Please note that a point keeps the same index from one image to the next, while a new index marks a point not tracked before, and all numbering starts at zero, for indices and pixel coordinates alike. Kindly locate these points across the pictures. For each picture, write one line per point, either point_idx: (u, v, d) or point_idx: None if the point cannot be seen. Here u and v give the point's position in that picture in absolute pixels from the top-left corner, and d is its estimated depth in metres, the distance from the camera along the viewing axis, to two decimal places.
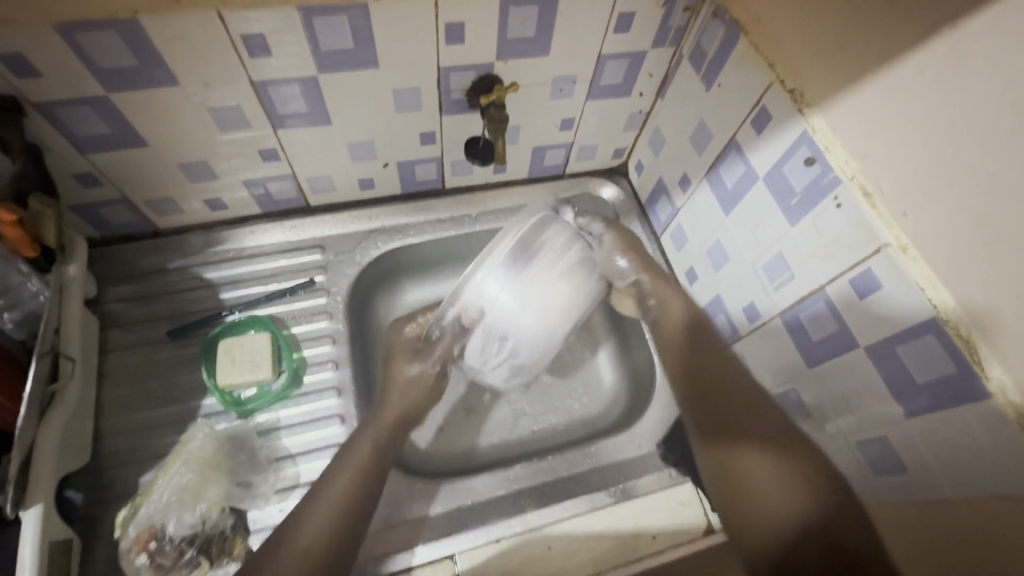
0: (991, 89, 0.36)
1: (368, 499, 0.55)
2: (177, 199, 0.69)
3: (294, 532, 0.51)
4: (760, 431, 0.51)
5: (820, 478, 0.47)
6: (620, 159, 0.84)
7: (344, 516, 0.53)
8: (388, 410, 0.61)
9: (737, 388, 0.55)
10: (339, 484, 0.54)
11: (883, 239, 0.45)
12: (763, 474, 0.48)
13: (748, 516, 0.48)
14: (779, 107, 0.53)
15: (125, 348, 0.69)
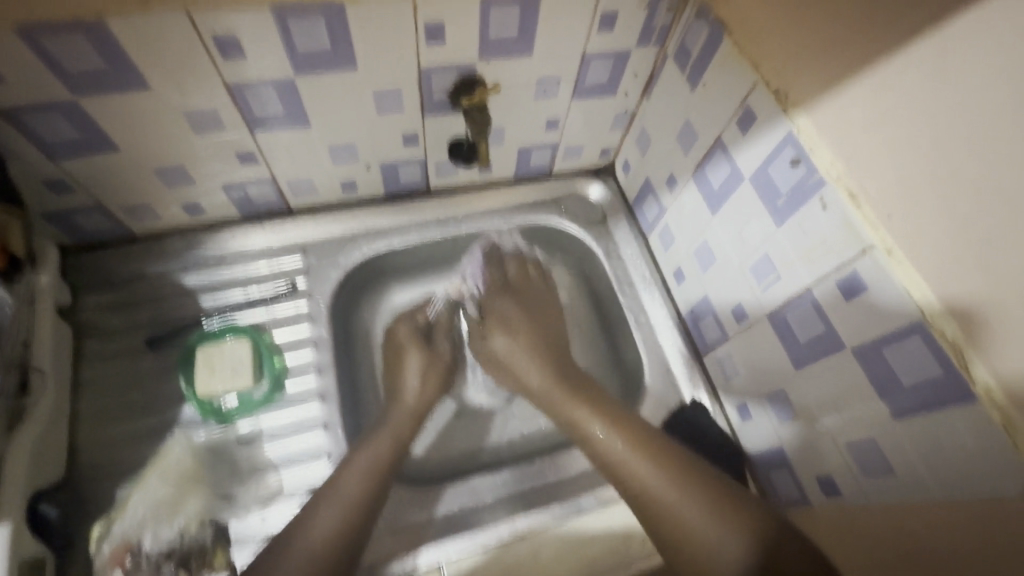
0: (972, 90, 0.36)
1: (365, 520, 0.55)
2: (154, 204, 0.67)
3: (297, 539, 0.52)
4: (676, 470, 0.55)
5: (742, 509, 0.51)
6: (607, 159, 0.83)
7: (340, 535, 0.53)
8: (382, 437, 0.62)
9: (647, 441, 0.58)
10: (335, 503, 0.55)
11: (868, 241, 0.45)
12: (690, 517, 0.51)
13: (685, 550, 0.51)
14: (764, 107, 0.52)
15: (103, 357, 0.67)
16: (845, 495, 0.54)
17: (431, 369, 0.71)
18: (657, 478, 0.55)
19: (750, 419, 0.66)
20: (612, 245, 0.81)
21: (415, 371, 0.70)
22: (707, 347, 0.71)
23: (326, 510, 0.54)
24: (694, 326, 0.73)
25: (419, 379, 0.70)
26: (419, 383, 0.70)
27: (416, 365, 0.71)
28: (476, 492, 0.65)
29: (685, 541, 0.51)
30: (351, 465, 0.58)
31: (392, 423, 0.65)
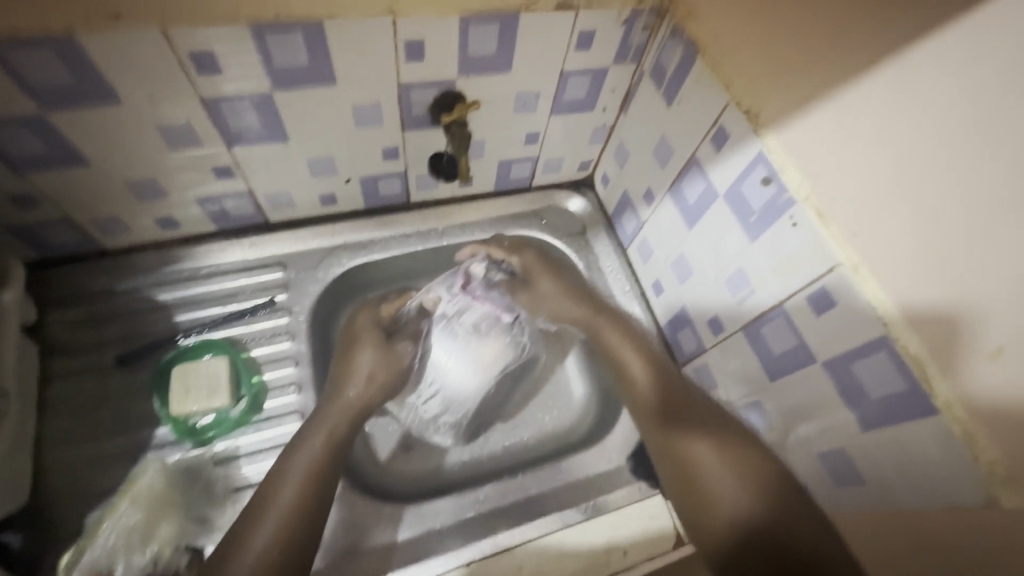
0: (931, 116, 0.38)
1: (309, 528, 0.53)
2: (125, 218, 0.65)
3: (241, 542, 0.50)
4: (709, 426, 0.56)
5: (765, 470, 0.51)
6: (586, 171, 0.85)
7: (281, 549, 0.50)
8: (316, 436, 0.59)
9: (683, 398, 0.60)
10: (273, 514, 0.52)
11: (836, 259, 0.46)
12: (710, 470, 0.53)
13: (697, 498, 0.53)
14: (736, 126, 0.54)
15: (72, 376, 0.65)
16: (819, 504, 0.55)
17: (380, 373, 0.66)
18: (687, 429, 0.57)
19: None
20: (592, 257, 0.82)
21: (365, 367, 0.65)
22: (685, 358, 0.72)
23: (264, 522, 0.51)
24: (672, 337, 0.74)
25: (365, 380, 0.65)
26: (362, 388, 0.64)
27: (366, 364, 0.66)
28: (459, 507, 0.65)
29: (700, 493, 0.53)
30: (287, 471, 0.55)
31: (329, 414, 0.61)
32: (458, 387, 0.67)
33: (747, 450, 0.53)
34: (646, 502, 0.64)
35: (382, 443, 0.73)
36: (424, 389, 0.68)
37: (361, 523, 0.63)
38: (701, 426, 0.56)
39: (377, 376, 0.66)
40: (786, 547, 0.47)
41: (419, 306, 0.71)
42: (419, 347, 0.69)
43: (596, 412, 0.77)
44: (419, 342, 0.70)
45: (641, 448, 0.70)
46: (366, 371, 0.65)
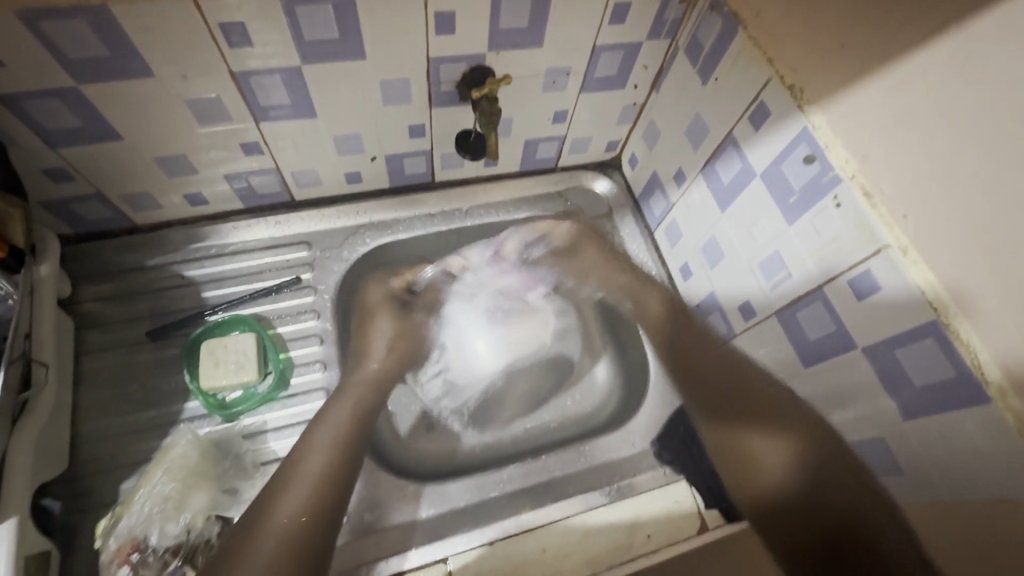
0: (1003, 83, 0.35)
1: (335, 499, 0.53)
2: (155, 194, 0.66)
3: (269, 510, 0.51)
4: (756, 398, 0.55)
5: (809, 441, 0.51)
6: (613, 153, 0.83)
7: (307, 518, 0.51)
8: (336, 412, 0.59)
9: (728, 368, 0.59)
10: (299, 485, 0.53)
11: (883, 241, 0.44)
12: (756, 445, 0.53)
13: (743, 472, 0.54)
14: (778, 103, 0.51)
15: (105, 349, 0.66)
16: None
17: (400, 339, 0.69)
18: (734, 405, 0.56)
19: None
20: (618, 240, 0.81)
21: (384, 338, 0.68)
22: None
23: (291, 492, 0.52)
24: None
25: (387, 346, 0.68)
26: (387, 351, 0.67)
27: (385, 332, 0.68)
28: (482, 487, 0.65)
29: (747, 467, 0.53)
30: (313, 443, 0.56)
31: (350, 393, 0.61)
32: (467, 361, 0.75)
33: (794, 419, 0.52)
34: (669, 488, 0.64)
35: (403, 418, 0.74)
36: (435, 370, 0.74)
37: (385, 499, 0.63)
38: (752, 405, 0.55)
39: (396, 349, 0.68)
40: (828, 522, 0.48)
41: (442, 270, 0.73)
42: (433, 318, 0.74)
43: (618, 396, 0.77)
44: (438, 316, 0.74)
45: (665, 433, 0.69)
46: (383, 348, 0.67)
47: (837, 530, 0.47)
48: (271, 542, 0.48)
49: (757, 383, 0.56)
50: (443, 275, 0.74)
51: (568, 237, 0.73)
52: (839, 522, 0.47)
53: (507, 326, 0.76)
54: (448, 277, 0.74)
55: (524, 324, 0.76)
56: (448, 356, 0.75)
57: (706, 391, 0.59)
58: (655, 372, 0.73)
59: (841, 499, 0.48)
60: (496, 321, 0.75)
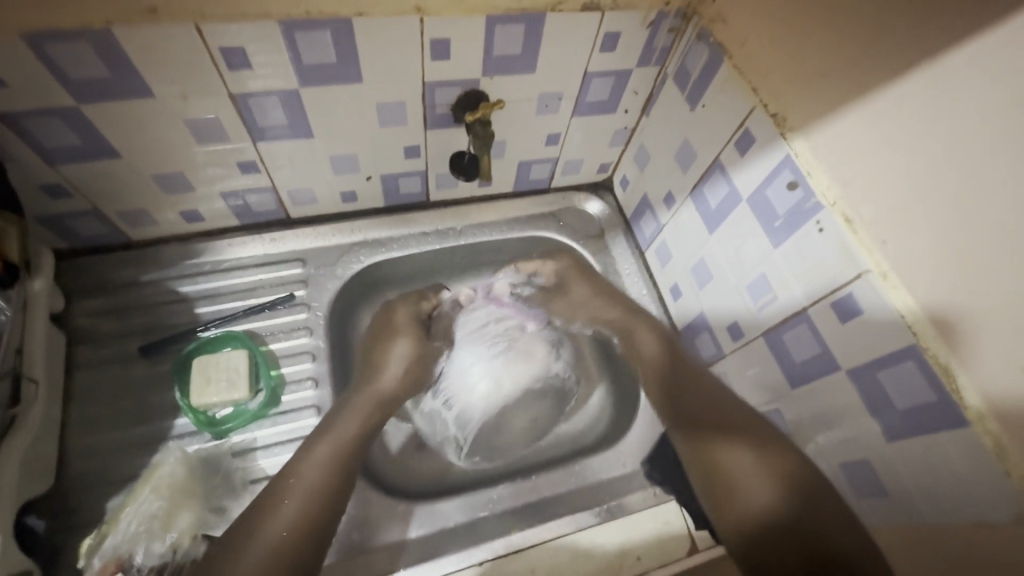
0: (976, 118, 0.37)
1: (326, 519, 0.53)
2: (151, 211, 0.67)
3: (266, 520, 0.51)
4: (731, 420, 0.56)
5: (787, 463, 0.51)
6: (605, 174, 0.84)
7: (297, 536, 0.50)
8: (344, 422, 0.60)
9: (706, 393, 0.59)
10: (295, 498, 0.53)
11: (864, 265, 0.45)
12: (735, 464, 0.53)
13: (722, 491, 0.53)
14: (762, 130, 0.53)
15: (95, 364, 0.66)
16: None
17: (417, 363, 0.69)
18: (711, 423, 0.57)
19: None
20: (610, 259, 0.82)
21: (402, 357, 0.68)
22: None
23: (283, 508, 0.52)
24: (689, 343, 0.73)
25: (403, 367, 0.67)
26: (402, 372, 0.67)
27: (403, 354, 0.68)
28: (472, 506, 0.65)
29: (726, 485, 0.52)
30: (310, 458, 0.56)
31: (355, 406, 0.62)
32: (471, 407, 0.70)
33: (770, 442, 0.53)
34: (659, 508, 0.64)
35: (394, 435, 0.74)
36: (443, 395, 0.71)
37: (374, 518, 0.63)
38: (728, 429, 0.55)
39: (409, 370, 0.68)
40: (812, 541, 0.46)
41: (454, 299, 0.76)
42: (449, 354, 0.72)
43: (609, 415, 0.77)
44: (452, 345, 0.72)
45: (655, 453, 0.69)
46: (401, 363, 0.67)
47: (814, 551, 0.45)
48: (265, 552, 0.48)
49: (731, 409, 0.57)
50: (455, 305, 0.75)
51: (554, 276, 0.76)
52: (815, 543, 0.46)
53: (510, 364, 0.71)
54: (456, 305, 0.75)
55: (524, 365, 0.72)
56: (448, 392, 0.71)
57: (688, 408, 0.59)
58: (645, 392, 0.73)
59: (815, 521, 0.47)
60: (500, 360, 0.71)
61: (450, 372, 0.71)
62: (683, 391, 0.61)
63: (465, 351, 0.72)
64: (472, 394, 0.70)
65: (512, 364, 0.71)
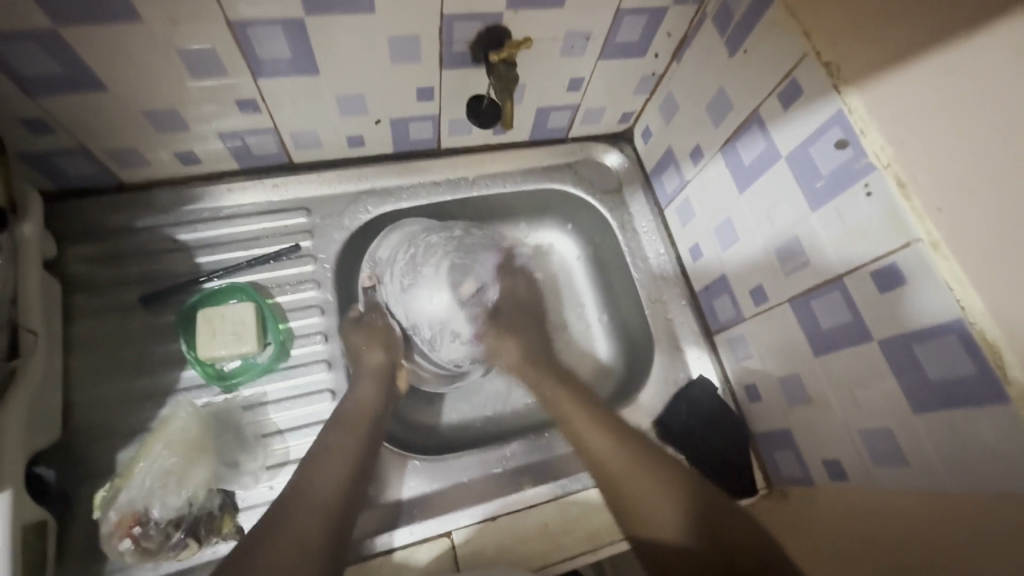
0: None
1: (355, 487, 0.54)
2: (145, 151, 0.62)
3: (306, 486, 0.52)
4: (605, 422, 0.60)
5: (679, 470, 0.54)
6: (626, 125, 0.80)
7: (339, 503, 0.52)
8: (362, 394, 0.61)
9: (585, 418, 0.61)
10: (332, 464, 0.54)
11: (914, 233, 0.42)
12: (640, 486, 0.53)
13: (627, 501, 0.54)
14: (812, 81, 0.49)
15: (94, 313, 0.64)
16: (851, 479, 0.54)
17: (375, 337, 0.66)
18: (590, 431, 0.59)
19: (757, 399, 0.66)
20: (627, 216, 0.80)
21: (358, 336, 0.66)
22: (719, 326, 0.71)
23: (320, 477, 0.53)
24: (707, 304, 0.72)
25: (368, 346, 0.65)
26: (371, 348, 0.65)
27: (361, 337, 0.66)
28: (484, 463, 0.64)
29: (638, 504, 0.53)
30: (340, 429, 0.57)
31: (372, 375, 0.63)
32: (433, 310, 0.66)
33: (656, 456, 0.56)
34: None
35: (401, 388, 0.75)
36: (408, 301, 0.67)
37: (387, 471, 0.62)
38: (613, 444, 0.57)
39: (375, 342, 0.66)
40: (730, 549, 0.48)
41: (372, 278, 0.71)
42: (390, 315, 0.69)
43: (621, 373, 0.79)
44: (389, 310, 0.69)
45: (666, 413, 0.70)
46: (361, 345, 0.65)
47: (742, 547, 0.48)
48: (309, 514, 0.49)
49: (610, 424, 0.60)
50: (371, 291, 0.71)
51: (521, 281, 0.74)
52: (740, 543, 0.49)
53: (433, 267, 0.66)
54: (370, 289, 0.71)
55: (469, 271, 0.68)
56: (414, 318, 0.68)
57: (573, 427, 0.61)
58: (659, 353, 0.74)
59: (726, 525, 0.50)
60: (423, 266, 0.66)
61: (414, 286, 0.67)
62: (568, 407, 0.63)
63: (394, 292, 0.68)
64: (427, 303, 0.66)
65: (418, 269, 0.67)
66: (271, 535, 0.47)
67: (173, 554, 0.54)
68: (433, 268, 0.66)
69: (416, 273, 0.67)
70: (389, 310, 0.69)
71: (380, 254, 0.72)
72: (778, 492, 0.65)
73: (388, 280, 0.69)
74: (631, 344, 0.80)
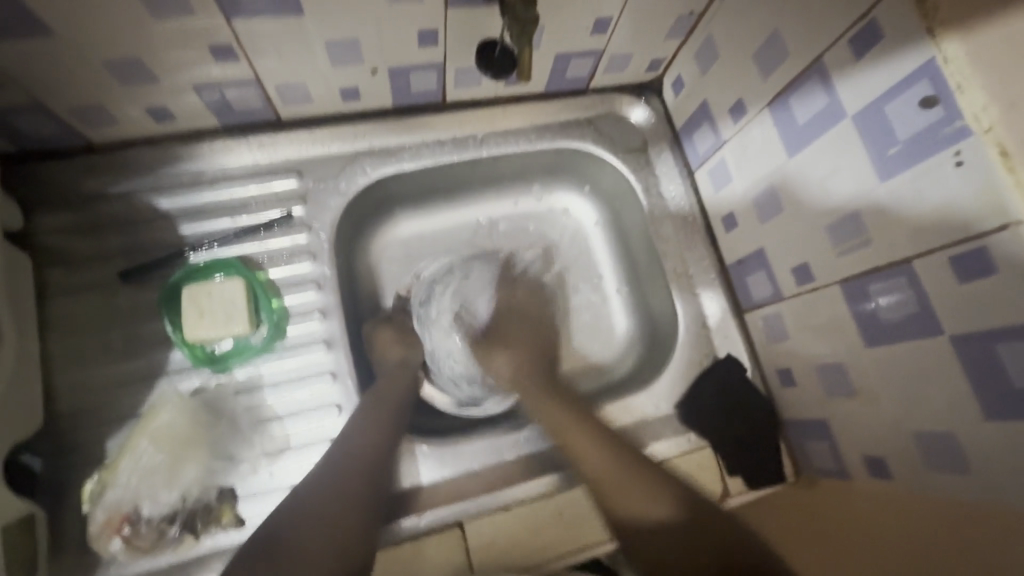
0: None
1: (389, 447, 0.55)
2: (111, 107, 0.54)
3: (342, 447, 0.53)
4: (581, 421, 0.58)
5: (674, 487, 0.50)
6: (654, 74, 0.71)
7: (375, 464, 0.53)
8: (383, 386, 0.60)
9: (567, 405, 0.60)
10: (367, 427, 0.55)
11: (1015, 213, 0.35)
12: (627, 485, 0.51)
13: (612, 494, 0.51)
14: (895, 22, 0.40)
15: (71, 290, 0.58)
16: (897, 479, 0.50)
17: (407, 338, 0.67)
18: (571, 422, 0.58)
19: (790, 384, 0.61)
20: (652, 178, 0.72)
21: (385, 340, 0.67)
22: (751, 304, 0.65)
23: (353, 438, 0.54)
24: (738, 279, 0.66)
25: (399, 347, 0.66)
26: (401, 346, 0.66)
27: (390, 338, 0.66)
28: (496, 449, 0.61)
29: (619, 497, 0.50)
30: (372, 398, 0.58)
31: (390, 375, 0.62)
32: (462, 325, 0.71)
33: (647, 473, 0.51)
34: (693, 454, 0.63)
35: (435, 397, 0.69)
36: (426, 325, 0.71)
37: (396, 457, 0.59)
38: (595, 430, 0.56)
39: (401, 341, 0.66)
40: None
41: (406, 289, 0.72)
42: (421, 327, 0.71)
43: (639, 350, 0.74)
44: (419, 319, 0.71)
45: (689, 396, 0.66)
46: (390, 343, 0.66)
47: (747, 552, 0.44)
48: (347, 471, 0.51)
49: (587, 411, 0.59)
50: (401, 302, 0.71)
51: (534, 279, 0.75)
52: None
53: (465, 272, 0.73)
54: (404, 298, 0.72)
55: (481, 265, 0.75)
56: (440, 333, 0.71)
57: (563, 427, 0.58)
58: (683, 332, 0.68)
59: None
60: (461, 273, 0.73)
61: (431, 309, 0.71)
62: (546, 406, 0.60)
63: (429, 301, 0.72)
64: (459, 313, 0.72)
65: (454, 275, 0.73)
66: (311, 494, 0.49)
67: (170, 549, 0.53)
68: (445, 287, 0.72)
69: (435, 291, 0.72)
70: (420, 322, 0.71)
71: (424, 272, 0.73)
72: (807, 481, 0.61)
73: (423, 285, 0.72)
74: (651, 320, 0.74)
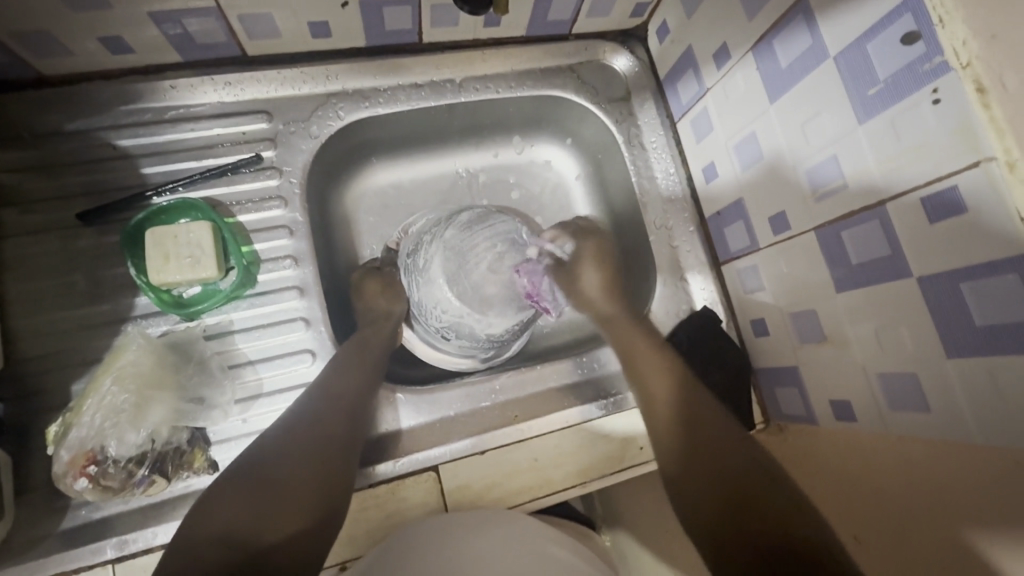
0: None
1: (369, 391, 0.55)
2: (60, 36, 0.51)
3: (321, 386, 0.53)
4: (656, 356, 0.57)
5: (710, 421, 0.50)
6: (639, 20, 0.69)
7: (355, 405, 0.53)
8: (366, 334, 0.60)
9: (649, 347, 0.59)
10: (352, 370, 0.55)
11: (986, 150, 0.35)
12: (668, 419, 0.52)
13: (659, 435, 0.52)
14: None
15: (27, 231, 0.56)
16: (861, 421, 0.51)
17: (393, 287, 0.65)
18: (647, 367, 0.57)
19: (764, 334, 0.62)
20: (635, 128, 0.71)
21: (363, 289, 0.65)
22: (728, 256, 0.65)
23: (336, 377, 0.54)
24: (717, 230, 0.66)
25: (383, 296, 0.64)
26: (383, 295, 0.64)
27: (376, 290, 0.64)
28: (472, 397, 0.61)
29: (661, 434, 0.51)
30: (361, 343, 0.58)
31: (370, 324, 0.62)
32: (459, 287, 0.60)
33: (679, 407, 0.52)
34: None
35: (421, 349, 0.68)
36: (414, 273, 0.64)
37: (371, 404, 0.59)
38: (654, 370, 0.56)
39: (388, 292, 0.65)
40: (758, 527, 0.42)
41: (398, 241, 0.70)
42: (406, 278, 0.65)
43: None
44: (405, 269, 0.65)
45: None
46: (375, 293, 0.64)
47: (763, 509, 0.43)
48: (325, 411, 0.51)
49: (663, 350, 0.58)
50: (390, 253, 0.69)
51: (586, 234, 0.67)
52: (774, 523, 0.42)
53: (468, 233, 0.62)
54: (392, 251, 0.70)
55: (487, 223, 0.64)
56: (429, 293, 0.62)
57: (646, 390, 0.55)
58: (662, 285, 0.68)
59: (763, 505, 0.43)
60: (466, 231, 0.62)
61: (418, 258, 0.64)
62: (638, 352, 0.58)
63: (419, 254, 0.64)
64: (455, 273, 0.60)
65: (455, 229, 0.63)
66: (287, 433, 0.48)
67: (139, 490, 0.52)
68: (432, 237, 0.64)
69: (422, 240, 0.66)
70: (406, 273, 0.65)
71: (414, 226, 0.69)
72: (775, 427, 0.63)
73: (413, 240, 0.66)
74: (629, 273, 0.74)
